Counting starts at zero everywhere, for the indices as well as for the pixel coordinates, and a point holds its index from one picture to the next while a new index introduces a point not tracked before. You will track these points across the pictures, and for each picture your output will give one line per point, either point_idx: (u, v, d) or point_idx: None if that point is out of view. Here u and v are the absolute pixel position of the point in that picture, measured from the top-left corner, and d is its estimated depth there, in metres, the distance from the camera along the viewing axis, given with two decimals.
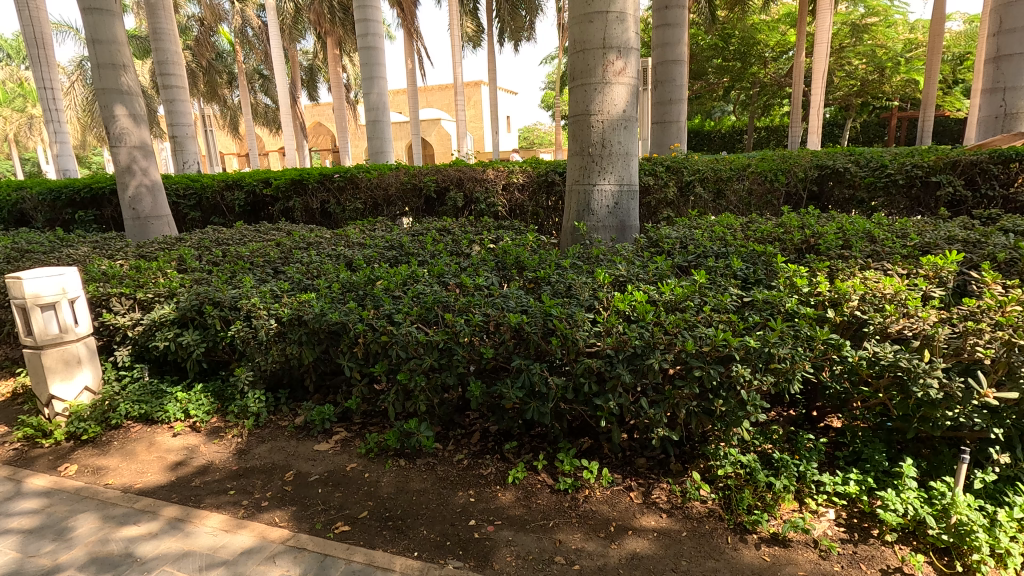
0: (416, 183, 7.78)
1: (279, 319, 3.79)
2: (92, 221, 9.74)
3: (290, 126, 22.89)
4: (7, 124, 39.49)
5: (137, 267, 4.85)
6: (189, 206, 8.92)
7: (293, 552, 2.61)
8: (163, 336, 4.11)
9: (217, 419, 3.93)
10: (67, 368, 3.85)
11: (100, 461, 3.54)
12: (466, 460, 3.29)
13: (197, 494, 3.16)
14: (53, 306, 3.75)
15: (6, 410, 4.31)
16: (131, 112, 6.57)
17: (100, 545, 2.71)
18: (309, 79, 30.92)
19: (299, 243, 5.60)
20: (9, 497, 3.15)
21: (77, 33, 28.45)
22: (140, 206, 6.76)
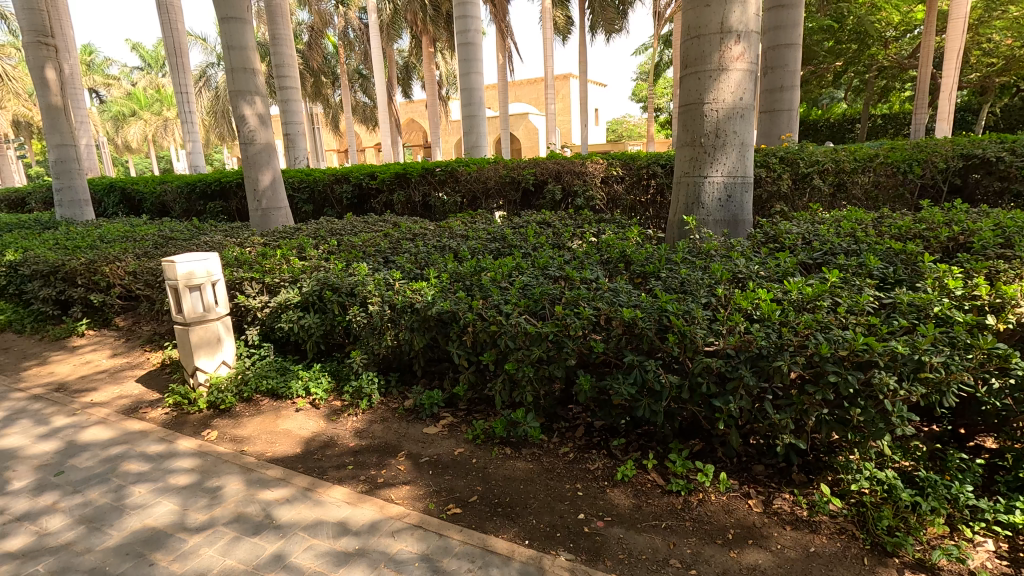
0: (514, 176, 7.87)
1: (392, 306, 3.97)
2: (220, 212, 10.73)
3: (387, 122, 23.91)
4: (147, 126, 44.45)
5: (264, 254, 5.27)
6: (303, 199, 9.58)
7: (411, 528, 2.74)
8: (288, 318, 4.43)
9: (334, 398, 4.21)
10: (210, 344, 4.27)
11: (236, 430, 3.91)
12: (572, 454, 3.28)
13: (320, 467, 3.40)
14: (200, 288, 4.17)
15: (158, 378, 4.86)
16: (257, 111, 7.13)
17: (243, 505, 2.98)
18: (405, 77, 32.16)
19: (406, 234, 5.84)
20: (166, 456, 3.55)
21: (204, 42, 31.36)
22: (263, 198, 7.34)
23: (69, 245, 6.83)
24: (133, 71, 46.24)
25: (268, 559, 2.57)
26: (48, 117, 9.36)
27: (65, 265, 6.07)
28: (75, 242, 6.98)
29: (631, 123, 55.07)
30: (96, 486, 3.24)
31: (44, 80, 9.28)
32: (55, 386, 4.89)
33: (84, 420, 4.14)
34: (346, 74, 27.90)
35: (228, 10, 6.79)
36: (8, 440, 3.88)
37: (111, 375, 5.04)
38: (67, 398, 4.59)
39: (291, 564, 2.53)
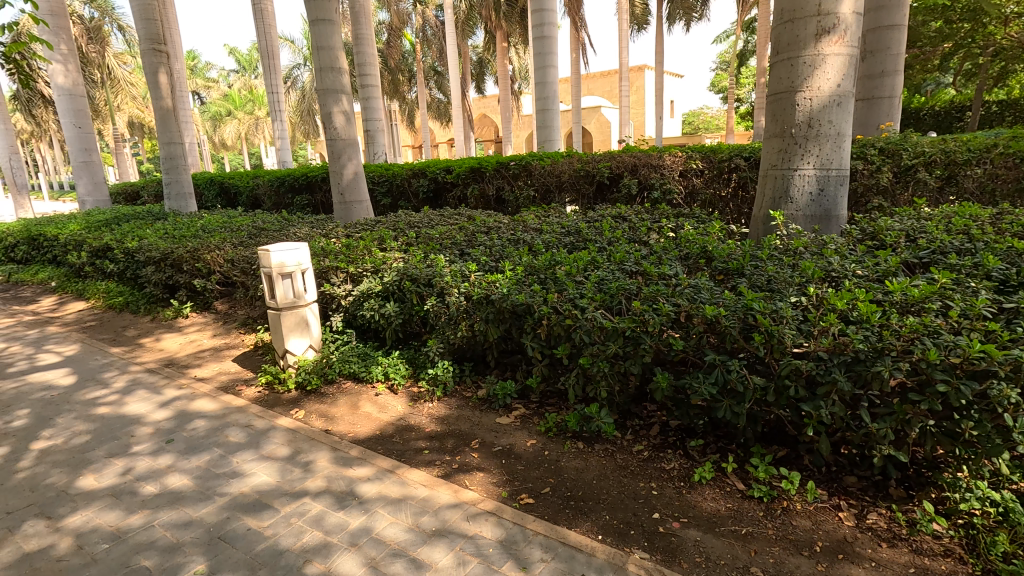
0: (588, 170, 7.79)
1: (469, 297, 4.06)
2: (306, 205, 11.37)
3: (460, 117, 24.30)
4: (241, 125, 47.70)
5: (348, 244, 5.54)
6: (382, 192, 9.96)
7: (486, 515, 2.80)
8: (370, 306, 4.63)
9: (411, 385, 4.38)
10: (301, 328, 4.55)
11: (322, 410, 4.15)
12: (647, 452, 3.23)
13: (399, 449, 3.55)
14: (291, 276, 4.45)
15: (252, 358, 5.25)
16: (342, 109, 7.47)
17: (329, 481, 3.17)
18: (478, 73, 32.55)
19: (481, 228, 5.94)
20: (260, 430, 3.83)
21: (292, 44, 33.17)
22: (346, 191, 7.71)
23: (177, 234, 7.49)
24: (229, 74, 49.71)
25: (352, 532, 2.72)
26: (159, 117, 10.22)
27: (174, 252, 6.66)
28: (182, 231, 7.64)
29: (709, 114, 52.87)
30: (201, 454, 3.55)
31: (157, 84, 10.15)
32: (165, 361, 5.39)
33: (190, 394, 4.54)
34: (422, 71, 28.62)
35: (319, 12, 7.11)
36: (128, 408, 4.32)
37: (212, 353, 5.49)
38: (175, 372, 5.05)
39: (374, 540, 2.66)
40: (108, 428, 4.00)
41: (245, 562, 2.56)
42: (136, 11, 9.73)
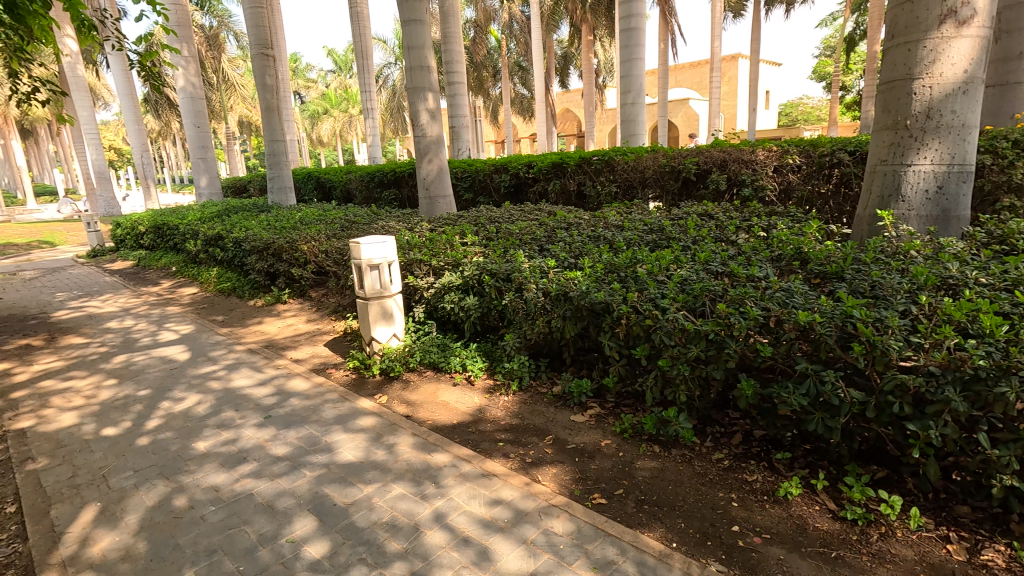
0: (674, 165, 7.54)
1: (546, 293, 4.07)
2: (393, 199, 11.88)
3: (543, 112, 24.27)
4: (336, 122, 50.52)
5: (431, 238, 5.73)
6: (465, 188, 10.19)
7: (558, 512, 2.81)
8: (450, 299, 4.76)
9: (487, 377, 4.47)
10: (385, 317, 4.77)
11: (403, 396, 4.33)
12: (728, 461, 3.10)
13: (474, 439, 3.64)
14: (378, 267, 4.68)
15: (341, 343, 5.58)
16: (429, 106, 7.70)
17: (408, 465, 3.31)
18: (562, 67, 32.36)
19: (561, 224, 5.92)
20: (346, 412, 4.07)
21: (384, 45, 34.61)
22: (431, 186, 7.96)
23: (278, 226, 8.07)
24: (327, 74, 52.76)
25: (428, 517, 2.83)
26: (266, 117, 11.03)
27: (275, 242, 7.19)
28: (283, 223, 8.23)
29: (809, 104, 49.20)
30: (294, 430, 3.83)
31: (265, 86, 10.95)
32: (265, 343, 5.86)
33: (286, 374, 4.90)
34: (507, 67, 28.85)
35: (410, 13, 7.35)
36: (233, 384, 4.74)
37: (306, 337, 5.89)
38: (274, 354, 5.47)
39: (449, 526, 2.75)
40: (216, 401, 4.41)
41: (331, 534, 2.74)
42: (249, 18, 10.52)
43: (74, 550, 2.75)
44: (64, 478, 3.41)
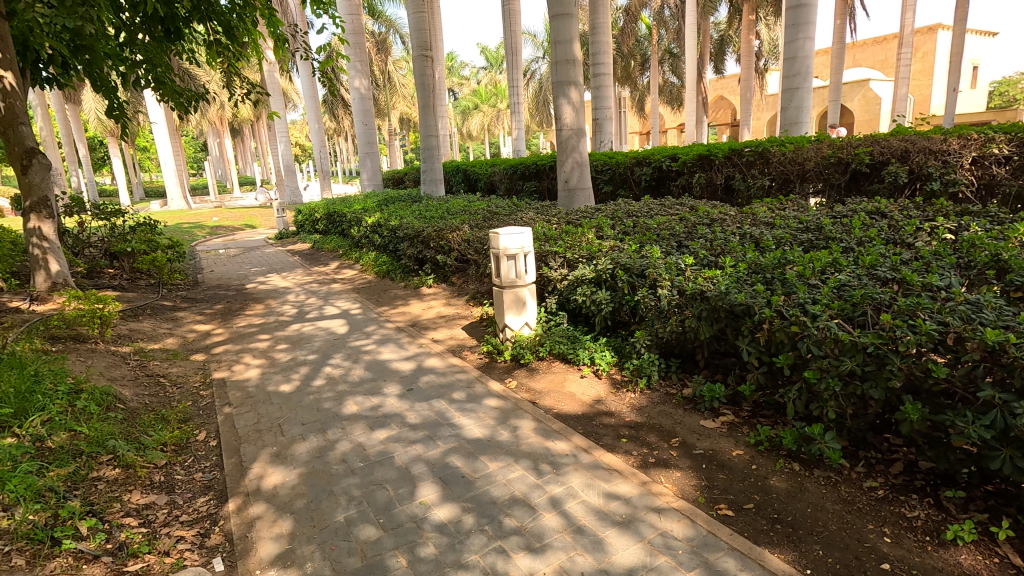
0: (841, 157, 6.76)
1: (682, 292, 3.92)
2: (533, 191, 12.16)
3: (693, 101, 22.98)
4: (485, 117, 52.71)
5: (567, 231, 5.79)
6: (604, 180, 10.09)
7: (678, 516, 2.74)
8: (582, 292, 4.78)
9: (615, 372, 4.44)
10: (518, 306, 4.95)
11: (531, 383, 4.48)
12: (882, 491, 2.76)
13: (597, 432, 3.65)
14: (514, 257, 4.89)
15: (477, 328, 5.90)
16: (573, 99, 7.73)
17: (531, 449, 3.44)
18: (718, 52, 30.35)
19: (703, 219, 5.63)
20: (478, 392, 4.33)
21: (533, 39, 35.26)
22: (571, 179, 8.03)
23: (427, 215, 8.72)
24: (479, 71, 55.20)
25: (547, 500, 2.92)
26: (422, 114, 11.89)
27: (424, 231, 7.78)
28: (432, 213, 8.86)
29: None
30: (431, 404, 4.17)
31: (423, 85, 11.79)
32: (411, 322, 6.40)
33: (427, 352, 5.32)
34: (657, 55, 27.75)
35: (559, 7, 7.41)
36: (382, 357, 5.27)
37: (446, 320, 6.33)
38: (418, 333, 5.96)
39: (566, 511, 2.82)
40: (368, 371, 4.94)
41: (457, 502, 2.95)
42: (412, 22, 11.35)
43: (255, 483, 3.30)
44: (250, 423, 4.08)
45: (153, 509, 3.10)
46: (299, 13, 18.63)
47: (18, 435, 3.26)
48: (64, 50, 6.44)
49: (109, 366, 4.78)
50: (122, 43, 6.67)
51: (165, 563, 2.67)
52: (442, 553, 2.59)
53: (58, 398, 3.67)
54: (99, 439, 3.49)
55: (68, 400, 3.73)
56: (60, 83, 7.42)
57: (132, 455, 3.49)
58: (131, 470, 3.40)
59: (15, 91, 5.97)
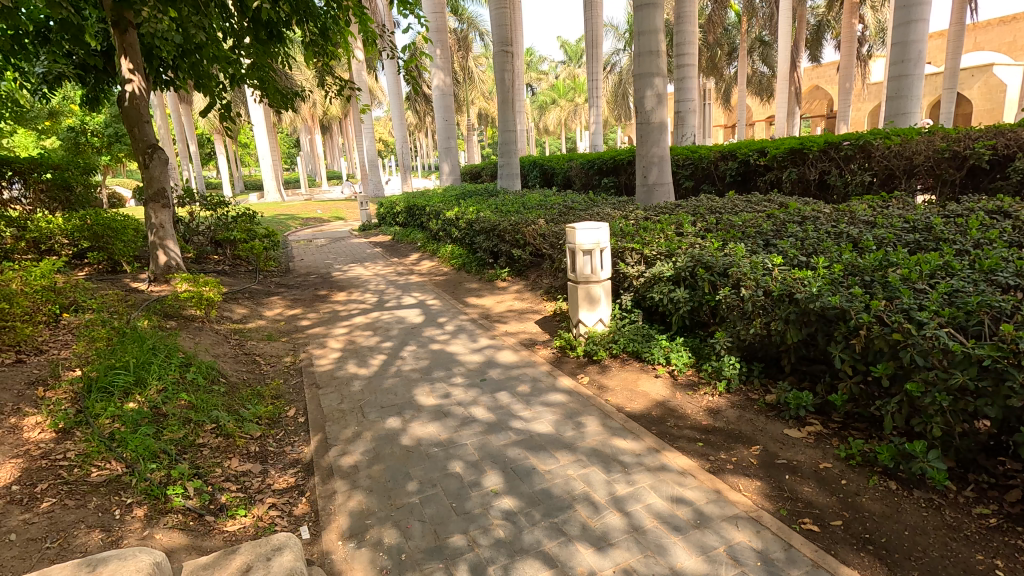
0: (957, 150, 6.14)
1: (768, 292, 3.73)
2: (611, 186, 11.97)
3: (785, 91, 21.64)
4: (562, 111, 52.38)
5: (645, 227, 5.65)
6: (686, 175, 9.74)
7: (756, 526, 2.63)
8: (660, 289, 4.65)
9: (692, 374, 4.30)
10: (592, 302, 4.90)
11: (603, 380, 4.43)
12: (994, 519, 2.51)
13: (672, 434, 3.56)
14: (589, 253, 4.84)
15: (550, 322, 5.91)
16: (657, 91, 7.51)
17: (601, 446, 3.42)
18: (814, 38, 28.37)
19: (794, 217, 5.30)
20: (549, 386, 4.34)
21: (614, 31, 34.59)
22: (651, 174, 7.83)
23: (503, 209, 8.81)
24: (558, 66, 54.91)
25: (617, 498, 2.89)
26: (501, 109, 12.00)
27: (500, 224, 7.87)
28: (508, 207, 8.95)
29: None
30: (503, 396, 4.23)
31: (503, 81, 11.89)
32: (484, 314, 6.51)
33: (500, 344, 5.41)
34: (746, 43, 26.34)
35: None
36: (457, 347, 5.40)
37: (519, 314, 6.38)
38: (491, 325, 6.06)
39: (637, 511, 2.78)
40: (443, 360, 5.09)
41: (527, 493, 2.99)
42: (494, 18, 11.47)
43: (337, 459, 3.50)
44: (334, 403, 4.33)
45: (249, 476, 3.37)
46: (387, 13, 19.34)
47: (139, 401, 3.65)
48: (180, 55, 7.07)
49: (214, 343, 5.25)
50: (229, 47, 7.23)
51: (258, 527, 2.90)
52: (512, 541, 2.63)
53: (172, 370, 4.06)
54: (205, 409, 3.84)
55: (180, 372, 4.12)
56: (177, 86, 8.16)
57: (232, 426, 3.81)
58: (231, 439, 3.71)
59: (141, 94, 6.65)
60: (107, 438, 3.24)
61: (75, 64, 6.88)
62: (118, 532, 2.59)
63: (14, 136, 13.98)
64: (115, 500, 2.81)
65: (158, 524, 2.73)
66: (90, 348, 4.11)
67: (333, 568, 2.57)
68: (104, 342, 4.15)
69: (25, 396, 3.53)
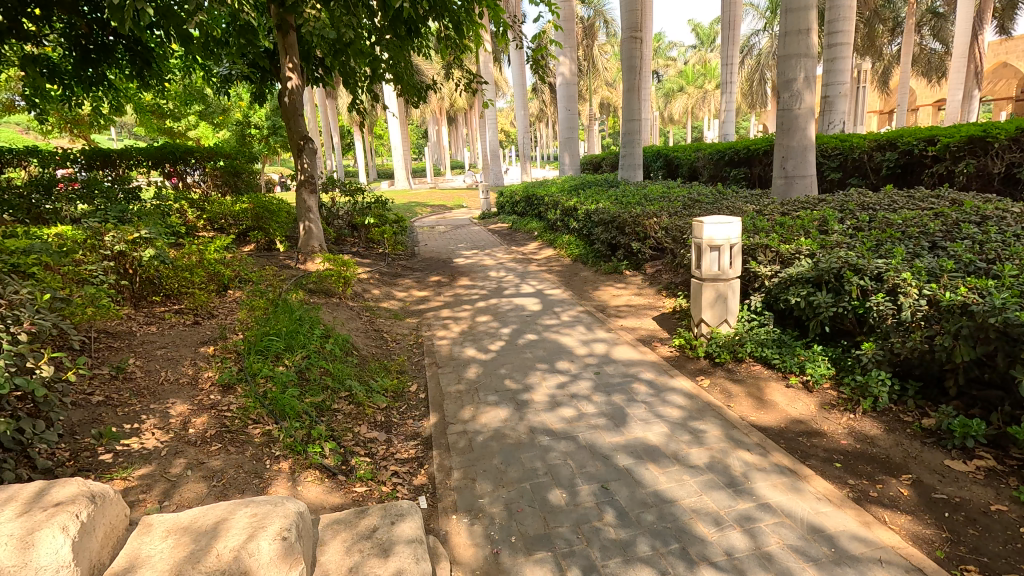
0: None
1: (934, 302, 3.26)
2: (743, 178, 11.18)
3: (963, 70, 18.68)
4: (690, 99, 49.81)
5: (783, 223, 5.19)
6: (832, 167, 8.81)
7: (904, 566, 2.35)
8: (796, 292, 4.23)
9: (831, 387, 3.91)
10: (718, 301, 4.62)
11: (725, 385, 4.18)
12: None
13: (805, 452, 3.27)
14: (718, 249, 4.57)
15: (670, 320, 5.68)
16: (808, 75, 6.80)
17: (722, 455, 3.24)
18: (1005, 6, 24.12)
19: (970, 215, 4.58)
20: (668, 386, 4.19)
21: (754, 11, 32.06)
22: (791, 165, 7.19)
23: (624, 200, 8.59)
24: (688, 51, 52.26)
25: (739, 513, 2.73)
26: (626, 97, 11.62)
27: (620, 216, 7.69)
28: (629, 198, 8.71)
29: None
30: (617, 392, 4.16)
31: (630, 68, 11.47)
32: (601, 307, 6.42)
33: (616, 339, 5.30)
34: (915, 16, 23.06)
35: None
36: (572, 338, 5.39)
37: (638, 309, 6.21)
38: (607, 318, 5.97)
39: (762, 531, 2.60)
40: (558, 350, 5.11)
41: (641, 494, 2.92)
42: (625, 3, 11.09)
43: (454, 437, 3.66)
44: (453, 383, 4.54)
45: (376, 443, 3.65)
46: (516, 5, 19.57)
47: (288, 365, 4.08)
48: (331, 54, 7.72)
49: (348, 318, 5.73)
50: (371, 44, 7.74)
51: (383, 491, 3.14)
52: (626, 542, 2.58)
53: (314, 340, 4.49)
54: (340, 377, 4.21)
55: (320, 342, 4.54)
56: (325, 82, 8.92)
57: (362, 395, 4.14)
58: (361, 407, 4.04)
59: (298, 91, 7.38)
60: (261, 395, 3.66)
61: (246, 63, 7.77)
62: (268, 480, 2.94)
63: (196, 128, 16.20)
64: (266, 452, 3.18)
65: (300, 478, 3.04)
66: (251, 315, 4.67)
67: (448, 540, 2.70)
68: (261, 311, 4.69)
69: (200, 353, 4.09)
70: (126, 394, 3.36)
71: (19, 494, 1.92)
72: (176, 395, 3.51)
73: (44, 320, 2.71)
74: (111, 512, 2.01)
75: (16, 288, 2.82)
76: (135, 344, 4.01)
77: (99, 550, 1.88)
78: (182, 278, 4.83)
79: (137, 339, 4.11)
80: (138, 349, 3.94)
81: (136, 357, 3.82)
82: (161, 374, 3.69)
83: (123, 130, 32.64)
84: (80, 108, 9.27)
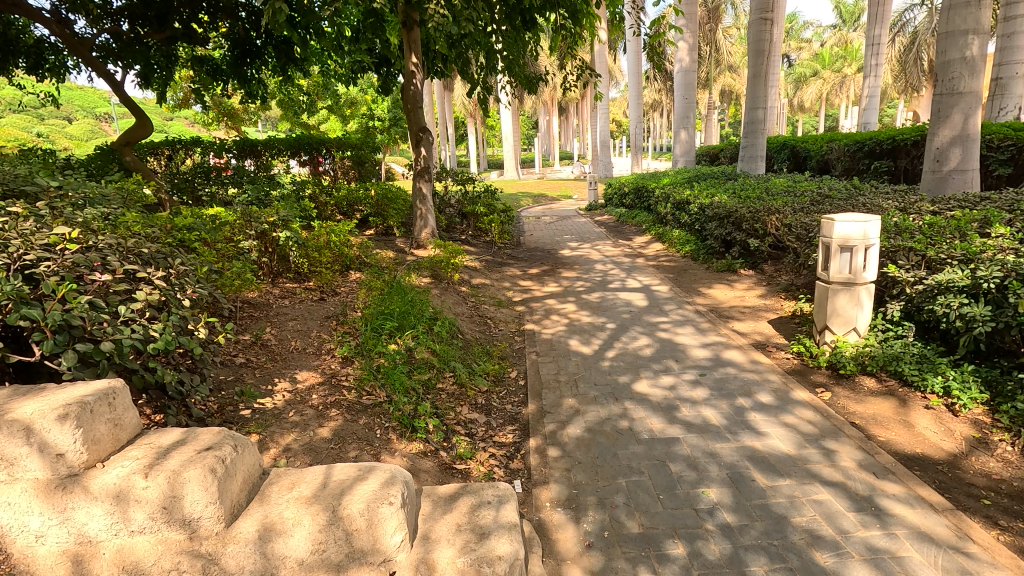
0: None
1: None
2: (885, 172, 10.03)
3: None
4: (825, 85, 45.26)
5: (933, 223, 4.60)
6: (1000, 161, 7.63)
7: None
8: (945, 301, 3.73)
9: (984, 414, 3.43)
10: (848, 307, 4.21)
11: (852, 399, 3.82)
12: None
13: (944, 484, 2.93)
14: (852, 249, 4.16)
15: (788, 325, 5.29)
16: (974, 54, 5.88)
17: (841, 475, 2.99)
18: None
19: None
20: (781, 396, 3.91)
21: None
22: (947, 159, 6.33)
23: (743, 194, 8.10)
24: (828, 32, 47.45)
25: (858, 539, 2.51)
26: (751, 84, 10.82)
27: (738, 211, 7.24)
28: (748, 193, 8.16)
29: None
30: (724, 397, 3.96)
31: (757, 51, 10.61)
32: (712, 307, 6.13)
33: (726, 342, 5.03)
34: None
35: None
36: (680, 338, 5.21)
37: (753, 311, 5.85)
38: (718, 319, 5.68)
39: (886, 564, 2.36)
40: (661, 349, 4.96)
41: (744, 505, 2.79)
42: None
43: (553, 426, 3.71)
44: (553, 373, 4.58)
45: (476, 424, 3.82)
46: None
47: (399, 343, 4.37)
48: (450, 48, 8.00)
49: (455, 303, 5.98)
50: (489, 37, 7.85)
51: (481, 471, 3.29)
52: (728, 554, 2.47)
53: (423, 321, 4.75)
54: (445, 359, 4.44)
55: (429, 323, 4.79)
56: (444, 75, 9.26)
57: (465, 377, 4.33)
58: (463, 388, 4.23)
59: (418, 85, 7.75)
60: (375, 369, 3.96)
61: (372, 59, 8.30)
62: (378, 447, 3.18)
63: (326, 120, 17.46)
64: (377, 421, 3.44)
65: (406, 449, 3.27)
66: (368, 294, 5.05)
67: (541, 527, 2.75)
68: (377, 291, 5.04)
69: (324, 326, 4.47)
70: (262, 358, 3.79)
71: (179, 437, 2.21)
72: (303, 363, 3.88)
73: (202, 288, 3.12)
74: (250, 460, 2.27)
75: (183, 261, 3.26)
76: (271, 314, 4.49)
77: (239, 492, 2.13)
78: (312, 258, 5.32)
79: (274, 310, 4.60)
80: (273, 319, 4.41)
81: (271, 326, 4.28)
82: (291, 343, 4.10)
83: (268, 122, 36.16)
84: (235, 102, 10.47)
